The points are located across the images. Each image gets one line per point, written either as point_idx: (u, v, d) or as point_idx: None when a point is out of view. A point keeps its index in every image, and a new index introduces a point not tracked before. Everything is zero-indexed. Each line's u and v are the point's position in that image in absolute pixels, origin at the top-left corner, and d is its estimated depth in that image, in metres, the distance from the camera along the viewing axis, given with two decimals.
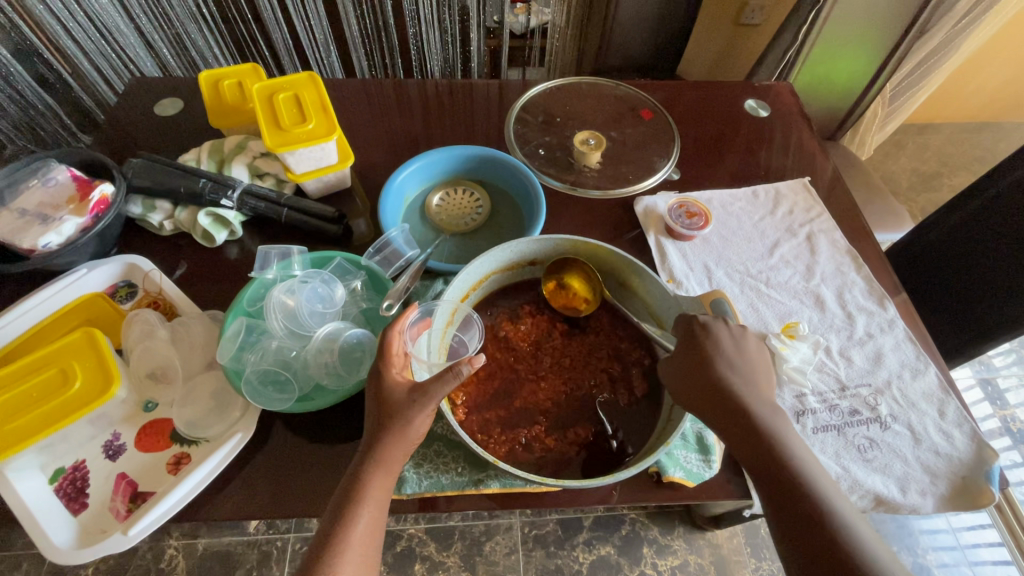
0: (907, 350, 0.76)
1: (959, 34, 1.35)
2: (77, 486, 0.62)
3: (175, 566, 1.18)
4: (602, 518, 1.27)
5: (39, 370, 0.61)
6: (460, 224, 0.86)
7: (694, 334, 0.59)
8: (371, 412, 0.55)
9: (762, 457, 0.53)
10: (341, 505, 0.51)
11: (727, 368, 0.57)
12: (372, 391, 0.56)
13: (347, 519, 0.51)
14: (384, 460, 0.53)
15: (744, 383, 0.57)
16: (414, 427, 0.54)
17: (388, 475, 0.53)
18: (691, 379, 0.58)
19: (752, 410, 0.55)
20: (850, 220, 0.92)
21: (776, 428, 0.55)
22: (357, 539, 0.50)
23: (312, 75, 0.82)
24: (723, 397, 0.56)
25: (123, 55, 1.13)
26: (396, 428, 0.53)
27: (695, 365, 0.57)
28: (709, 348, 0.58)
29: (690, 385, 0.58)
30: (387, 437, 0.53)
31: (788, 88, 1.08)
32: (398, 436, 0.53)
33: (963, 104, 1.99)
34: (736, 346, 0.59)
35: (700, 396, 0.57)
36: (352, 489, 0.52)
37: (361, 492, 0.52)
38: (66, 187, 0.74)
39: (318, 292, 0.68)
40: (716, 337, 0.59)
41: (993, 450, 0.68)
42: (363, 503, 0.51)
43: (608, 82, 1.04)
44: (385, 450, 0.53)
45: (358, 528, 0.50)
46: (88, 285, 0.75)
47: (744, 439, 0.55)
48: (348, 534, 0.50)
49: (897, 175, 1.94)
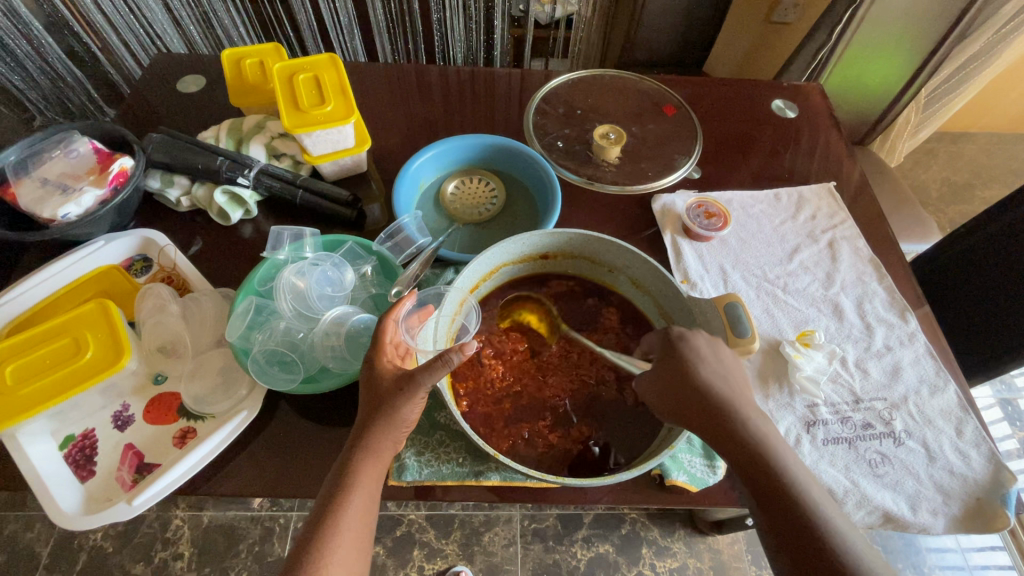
0: (926, 365, 0.74)
1: (1003, 39, 1.29)
2: (86, 454, 0.63)
3: (180, 536, 1.21)
4: (603, 516, 1.27)
5: (53, 337, 0.62)
6: (473, 214, 0.85)
7: (673, 341, 0.58)
8: (363, 399, 0.56)
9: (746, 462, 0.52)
10: (332, 491, 0.51)
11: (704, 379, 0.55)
12: (365, 378, 0.56)
13: (338, 504, 0.50)
14: (374, 447, 0.53)
15: (727, 388, 0.56)
16: (402, 414, 0.53)
17: (378, 461, 0.53)
18: (671, 390, 0.56)
19: (735, 416, 0.54)
20: (876, 228, 0.89)
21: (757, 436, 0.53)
22: (347, 525, 0.50)
23: (333, 57, 0.82)
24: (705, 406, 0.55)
25: (151, 31, 1.14)
26: (384, 415, 0.53)
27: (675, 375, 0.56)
28: (690, 356, 0.56)
29: (670, 397, 0.57)
30: (377, 424, 0.53)
31: (818, 89, 1.05)
32: (386, 423, 0.53)
33: (1002, 114, 1.92)
34: (719, 353, 0.58)
35: (679, 408, 0.56)
36: (342, 474, 0.52)
37: (352, 479, 0.52)
38: (87, 159, 0.74)
39: (328, 275, 0.68)
40: (697, 343, 0.57)
41: (1011, 473, 0.66)
42: (353, 490, 0.51)
43: (632, 76, 1.02)
44: (376, 437, 0.53)
45: (348, 515, 0.50)
46: (105, 257, 0.76)
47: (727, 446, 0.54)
48: (338, 519, 0.50)
49: (927, 184, 1.88)
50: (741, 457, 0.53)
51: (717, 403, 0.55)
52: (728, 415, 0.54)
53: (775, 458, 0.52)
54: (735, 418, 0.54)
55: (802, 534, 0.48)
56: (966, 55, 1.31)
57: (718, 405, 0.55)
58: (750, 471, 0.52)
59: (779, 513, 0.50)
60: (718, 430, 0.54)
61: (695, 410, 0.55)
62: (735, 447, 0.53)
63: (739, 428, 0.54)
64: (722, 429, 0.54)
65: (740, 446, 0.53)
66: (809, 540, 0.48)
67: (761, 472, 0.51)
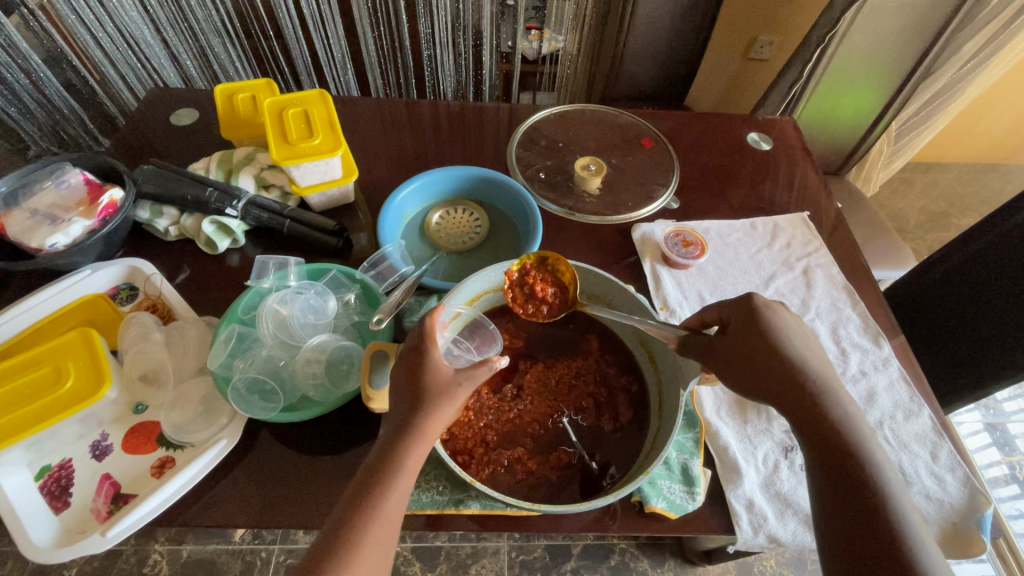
0: (901, 390, 0.75)
1: (964, 77, 1.35)
2: (61, 484, 0.62)
3: (158, 571, 1.17)
4: (592, 547, 1.25)
5: (34, 367, 0.63)
6: (458, 243, 0.87)
7: (751, 308, 0.58)
8: (406, 384, 0.54)
9: (811, 413, 0.53)
10: (375, 475, 0.50)
11: (778, 338, 0.56)
12: (411, 364, 0.54)
13: (383, 486, 0.49)
14: (423, 435, 0.52)
15: (799, 351, 0.56)
16: (452, 410, 0.53)
17: (423, 450, 0.52)
18: (739, 348, 0.57)
19: (803, 374, 0.55)
20: (850, 258, 0.92)
21: (824, 395, 0.54)
22: (389, 508, 0.49)
23: (323, 92, 0.85)
24: (775, 364, 0.55)
25: (148, 65, 1.18)
26: (435, 407, 0.52)
27: (745, 336, 0.57)
28: (765, 317, 0.58)
29: (739, 356, 0.57)
30: (431, 415, 0.52)
31: (792, 123, 1.09)
32: (438, 414, 0.52)
33: (972, 145, 1.99)
34: (791, 321, 0.59)
35: (744, 359, 0.57)
36: (388, 459, 0.51)
37: (400, 462, 0.50)
38: (77, 190, 0.76)
39: (311, 303, 0.69)
40: (770, 309, 0.59)
41: (987, 498, 0.66)
42: (399, 476, 0.50)
43: (612, 111, 1.06)
44: (425, 427, 0.52)
45: (391, 501, 0.49)
46: (90, 286, 0.76)
47: (794, 397, 0.54)
48: (382, 503, 0.49)
49: (905, 213, 1.94)
50: (804, 412, 0.54)
51: (788, 359, 0.55)
52: (802, 377, 0.54)
53: (838, 416, 0.53)
54: (805, 376, 0.55)
55: (851, 485, 0.49)
56: (933, 88, 1.37)
57: (790, 364, 0.55)
58: (810, 426, 0.53)
59: (833, 459, 0.51)
60: (784, 389, 0.55)
61: (770, 374, 0.55)
62: (800, 401, 0.54)
63: (811, 391, 0.54)
64: (795, 393, 0.54)
65: (805, 406, 0.54)
66: (855, 493, 0.49)
67: (818, 420, 0.53)
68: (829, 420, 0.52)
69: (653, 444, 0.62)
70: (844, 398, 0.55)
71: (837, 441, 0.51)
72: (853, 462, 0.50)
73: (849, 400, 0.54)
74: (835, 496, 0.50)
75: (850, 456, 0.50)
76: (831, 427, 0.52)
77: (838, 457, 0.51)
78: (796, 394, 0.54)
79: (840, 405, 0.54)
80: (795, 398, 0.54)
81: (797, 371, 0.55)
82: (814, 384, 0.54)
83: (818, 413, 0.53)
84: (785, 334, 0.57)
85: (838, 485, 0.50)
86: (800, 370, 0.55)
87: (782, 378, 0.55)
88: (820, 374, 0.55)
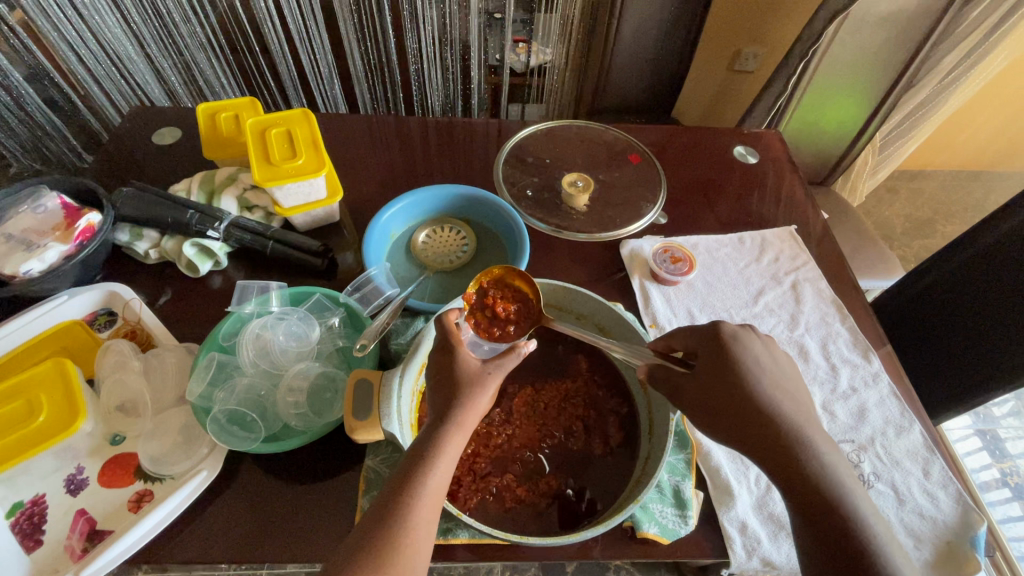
0: (891, 406, 0.75)
1: (945, 88, 1.37)
2: (34, 522, 0.60)
3: None
4: (586, 564, 1.23)
5: (6, 400, 0.61)
6: (444, 262, 0.86)
7: (716, 346, 0.56)
8: (437, 371, 0.55)
9: (780, 461, 0.51)
10: (417, 453, 0.50)
11: (743, 379, 0.54)
12: (440, 354, 0.56)
13: (425, 464, 0.50)
14: (462, 417, 0.52)
15: (765, 391, 0.53)
16: (486, 396, 0.54)
17: (463, 432, 0.53)
18: (704, 392, 0.54)
19: (769, 418, 0.52)
20: (838, 271, 0.92)
21: (795, 438, 0.51)
22: (434, 486, 0.49)
23: (306, 112, 0.84)
24: (741, 411, 0.53)
25: (132, 81, 1.16)
26: (468, 392, 0.53)
27: (710, 379, 0.55)
28: (730, 355, 0.55)
29: (704, 401, 0.54)
30: (467, 397, 0.53)
31: (778, 136, 1.10)
32: (473, 397, 0.53)
33: (956, 153, 2.02)
34: (759, 354, 0.56)
35: (710, 403, 0.54)
36: (428, 439, 0.51)
37: (440, 441, 0.51)
38: (54, 215, 0.75)
39: (294, 329, 0.68)
40: (736, 345, 0.56)
41: (981, 515, 0.66)
42: (440, 455, 0.50)
43: (598, 126, 1.06)
44: (462, 409, 0.52)
45: (434, 480, 0.50)
46: (67, 311, 0.74)
47: (763, 444, 0.51)
48: (426, 481, 0.49)
49: (891, 220, 1.95)
50: (775, 459, 0.51)
51: (755, 402, 0.53)
52: (769, 422, 0.52)
53: (810, 462, 0.50)
54: (772, 420, 0.52)
55: (829, 535, 0.47)
56: (917, 99, 1.39)
57: (756, 408, 0.52)
58: (782, 474, 0.50)
59: (810, 508, 0.49)
60: (753, 436, 0.52)
61: (735, 418, 0.53)
62: (770, 447, 0.51)
63: (782, 435, 0.51)
64: (764, 438, 0.52)
65: (775, 453, 0.51)
66: (835, 544, 0.47)
67: (789, 468, 0.50)
68: (800, 465, 0.50)
69: (643, 468, 0.61)
70: (818, 437, 0.52)
71: (810, 490, 0.49)
72: (829, 509, 0.48)
73: (819, 436, 0.52)
74: (815, 546, 0.48)
75: (826, 503, 0.48)
76: (804, 474, 0.50)
77: (812, 505, 0.49)
78: (765, 440, 0.51)
79: (811, 447, 0.51)
80: (765, 444, 0.51)
81: (764, 407, 0.53)
82: (784, 426, 0.52)
83: (787, 459, 0.50)
84: (751, 373, 0.54)
85: (816, 535, 0.48)
86: (768, 413, 0.52)
87: (750, 424, 0.52)
88: (789, 413, 0.53)
